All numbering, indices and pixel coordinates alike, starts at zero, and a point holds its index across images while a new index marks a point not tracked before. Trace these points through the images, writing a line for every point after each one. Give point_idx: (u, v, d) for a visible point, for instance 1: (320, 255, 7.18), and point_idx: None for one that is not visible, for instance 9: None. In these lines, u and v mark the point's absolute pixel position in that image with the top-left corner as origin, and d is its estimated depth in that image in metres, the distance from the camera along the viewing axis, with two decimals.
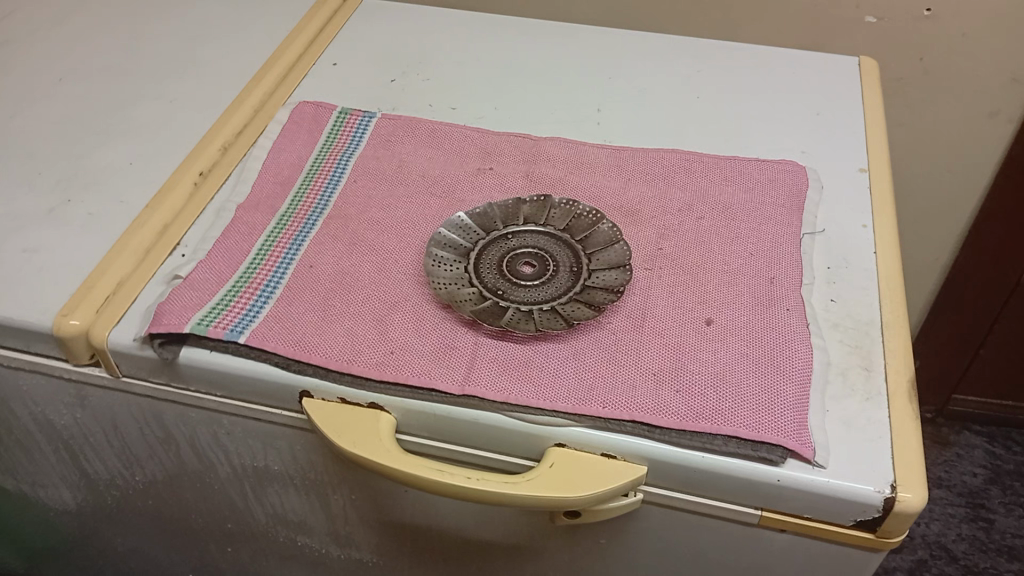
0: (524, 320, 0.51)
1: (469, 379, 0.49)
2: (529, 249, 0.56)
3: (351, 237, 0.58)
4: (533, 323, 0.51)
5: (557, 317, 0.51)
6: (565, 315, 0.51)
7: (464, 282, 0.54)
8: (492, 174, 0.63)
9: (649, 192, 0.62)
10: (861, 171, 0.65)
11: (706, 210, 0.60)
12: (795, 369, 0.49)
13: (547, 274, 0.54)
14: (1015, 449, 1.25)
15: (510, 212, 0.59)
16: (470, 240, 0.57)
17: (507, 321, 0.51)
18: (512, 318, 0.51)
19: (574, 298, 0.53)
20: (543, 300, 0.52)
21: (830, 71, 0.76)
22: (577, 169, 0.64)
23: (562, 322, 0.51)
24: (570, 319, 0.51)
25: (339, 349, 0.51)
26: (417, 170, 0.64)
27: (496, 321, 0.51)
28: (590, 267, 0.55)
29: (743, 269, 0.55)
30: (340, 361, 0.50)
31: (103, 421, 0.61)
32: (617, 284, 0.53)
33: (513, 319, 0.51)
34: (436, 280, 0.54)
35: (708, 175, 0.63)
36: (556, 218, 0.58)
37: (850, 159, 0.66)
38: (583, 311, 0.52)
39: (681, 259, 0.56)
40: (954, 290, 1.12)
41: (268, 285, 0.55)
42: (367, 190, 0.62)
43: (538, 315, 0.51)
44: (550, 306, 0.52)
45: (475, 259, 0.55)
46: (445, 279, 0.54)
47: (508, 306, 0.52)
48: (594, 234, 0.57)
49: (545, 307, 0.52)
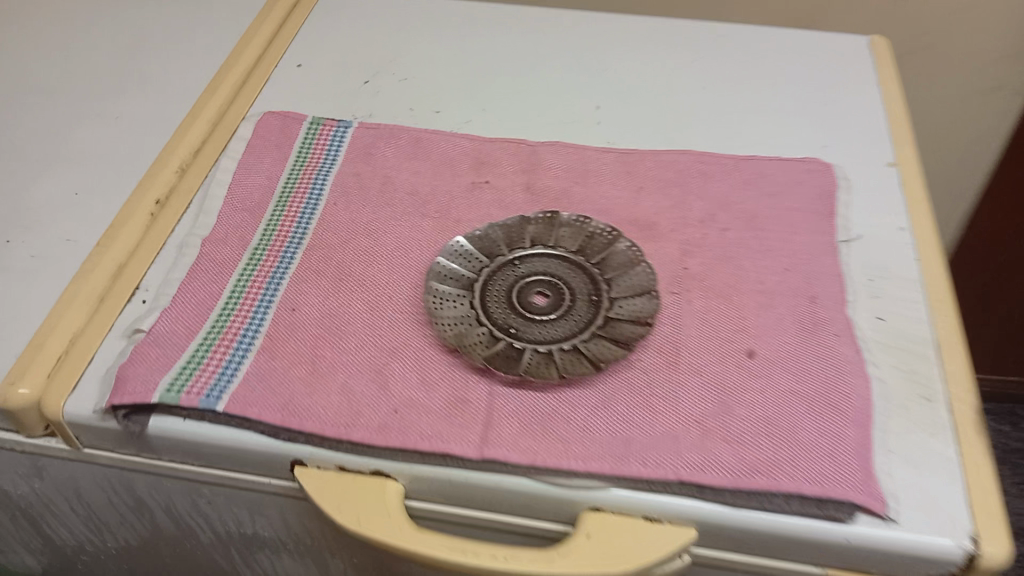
0: (546, 365, 0.45)
1: (488, 440, 0.43)
2: (541, 278, 0.50)
3: (336, 272, 0.51)
4: (556, 368, 0.45)
5: (581, 359, 0.46)
6: (590, 356, 0.46)
7: (473, 321, 0.48)
8: (489, 189, 0.57)
9: (664, 203, 0.56)
10: (889, 165, 0.60)
11: (730, 219, 0.54)
12: (852, 406, 0.44)
13: (564, 306, 0.48)
14: (1020, 426, 1.23)
15: (514, 234, 0.52)
16: (473, 271, 0.50)
17: (526, 367, 0.45)
18: (531, 364, 0.45)
19: (598, 334, 0.47)
20: (563, 338, 0.47)
21: (841, 54, 0.71)
22: (583, 178, 0.58)
23: (587, 365, 0.45)
24: (597, 362, 0.45)
25: (334, 412, 0.44)
26: (404, 187, 0.57)
27: (514, 368, 0.45)
28: (611, 295, 0.49)
29: (780, 288, 0.50)
30: (336, 427, 0.43)
31: (65, 491, 0.54)
32: (645, 316, 0.47)
33: (533, 364, 0.45)
34: (439, 320, 0.48)
35: (727, 179, 0.57)
36: (567, 238, 0.52)
37: (875, 152, 0.61)
38: (610, 350, 0.46)
39: (710, 281, 0.50)
40: (958, 269, 1.08)
41: (246, 334, 0.48)
42: (349, 213, 0.55)
43: (560, 358, 0.46)
44: (572, 344, 0.46)
45: (482, 293, 0.49)
46: (451, 319, 0.48)
47: (525, 347, 0.46)
48: (612, 255, 0.51)
49: (567, 346, 0.46)
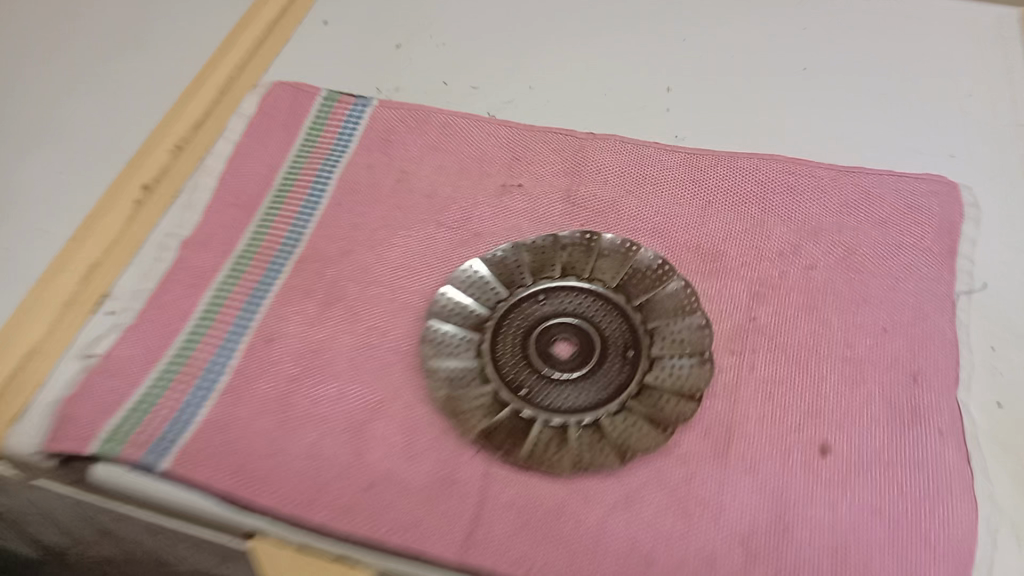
0: (557, 447, 0.37)
1: (472, 540, 0.35)
2: (567, 323, 0.40)
3: (326, 293, 0.43)
4: (568, 455, 0.36)
5: (602, 443, 0.36)
6: (613, 440, 0.36)
7: (476, 376, 0.39)
8: (520, 194, 0.47)
9: (736, 226, 0.45)
10: None
11: (817, 253, 0.43)
12: (947, 537, 0.34)
13: (592, 362, 0.39)
14: None
15: (542, 259, 0.43)
16: (485, 305, 0.41)
17: (530, 450, 0.36)
18: (538, 445, 0.37)
19: (629, 407, 0.37)
20: (583, 409, 0.37)
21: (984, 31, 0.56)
22: (637, 185, 0.47)
23: (607, 453, 0.36)
24: (620, 449, 0.36)
25: (296, 484, 0.37)
26: (421, 186, 0.48)
27: (516, 449, 0.37)
28: (652, 353, 0.39)
29: (872, 358, 0.39)
30: (295, 505, 0.36)
31: (31, 506, 0.49)
32: (690, 389, 0.37)
33: (540, 446, 0.37)
34: (435, 371, 0.39)
35: (820, 198, 0.45)
36: (605, 269, 0.42)
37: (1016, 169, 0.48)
38: (639, 433, 0.37)
39: (781, 340, 0.40)
40: None
41: (210, 369, 0.41)
42: (353, 216, 0.47)
43: (575, 439, 0.37)
44: (594, 418, 0.37)
45: (491, 338, 0.40)
46: (448, 372, 0.39)
47: (534, 419, 0.37)
48: (659, 299, 0.41)
49: (587, 420, 0.37)
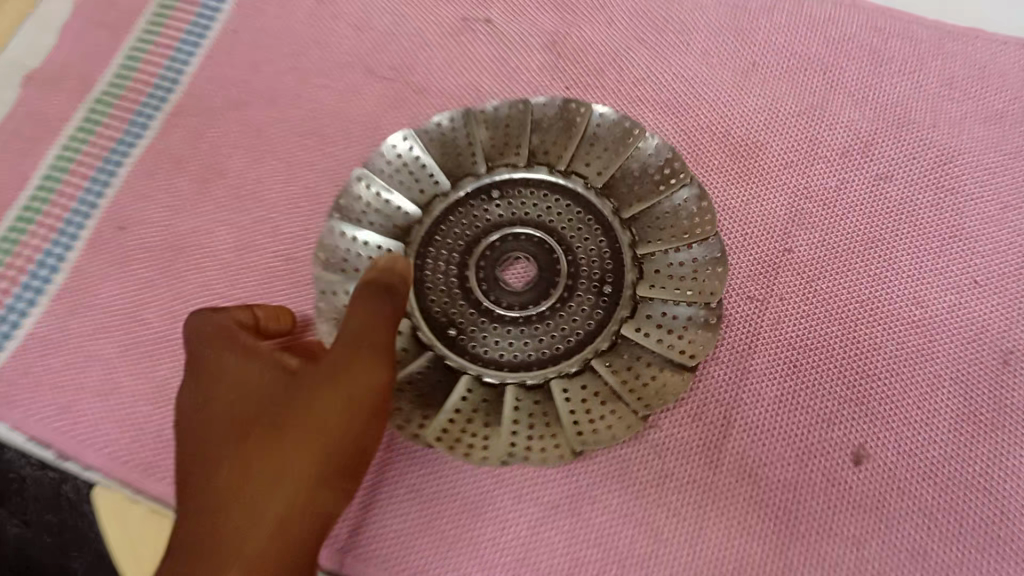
0: (484, 423, 0.26)
1: (359, 541, 0.26)
2: (527, 236, 0.29)
3: (206, 169, 0.32)
4: (499, 437, 0.26)
5: (549, 422, 0.26)
6: (563, 417, 0.26)
7: None
8: (486, 33, 0.33)
9: (784, 103, 0.31)
10: None
11: (894, 159, 0.30)
12: None
13: (551, 297, 0.28)
14: None
15: (503, 137, 0.29)
16: (417, 199, 0.29)
17: (450, 426, 0.26)
18: (460, 416, 0.27)
19: (591, 370, 0.27)
20: (529, 365, 0.27)
21: None
22: (654, 31, 0.33)
23: (555, 441, 0.26)
24: (570, 438, 0.26)
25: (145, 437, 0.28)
26: (350, 9, 0.34)
27: (427, 423, 0.26)
28: (635, 293, 0.28)
29: (951, 326, 0.27)
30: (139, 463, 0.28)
31: None
32: (680, 354, 0.27)
33: (461, 420, 0.26)
34: (331, 296, 0.28)
35: (916, 68, 0.31)
36: (590, 158, 0.29)
37: None
38: (600, 410, 0.26)
39: (822, 288, 0.28)
40: None
41: (46, 261, 0.30)
42: (253, 52, 0.34)
43: (511, 410, 0.27)
44: (542, 379, 0.27)
45: (420, 249, 0.29)
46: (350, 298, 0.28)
47: (461, 372, 0.27)
48: (660, 215, 0.29)
49: (531, 382, 0.27)
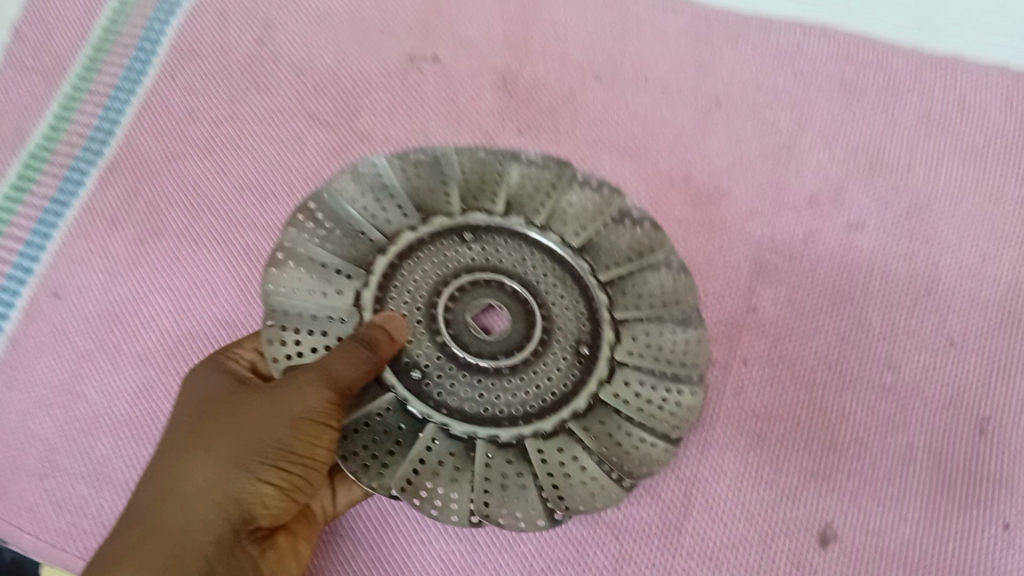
0: (450, 475, 0.23)
1: None
2: (500, 285, 0.26)
3: (146, 229, 0.31)
4: (472, 492, 0.22)
5: (527, 484, 0.23)
6: (541, 476, 0.23)
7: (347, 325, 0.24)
8: (433, 71, 0.32)
9: (750, 142, 0.29)
10: None
11: (866, 203, 0.28)
12: None
13: (527, 352, 0.25)
14: None
15: (481, 181, 0.27)
16: (382, 230, 0.25)
17: (408, 476, 0.22)
18: (425, 468, 0.23)
19: (568, 432, 0.24)
20: (500, 421, 0.24)
21: None
22: (610, 69, 0.31)
23: (534, 501, 0.23)
24: (550, 498, 0.23)
25: (85, 519, 0.28)
26: (294, 51, 0.33)
27: (387, 471, 0.22)
28: (614, 357, 0.25)
29: (924, 390, 0.26)
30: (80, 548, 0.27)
31: None
32: (662, 425, 0.25)
33: (426, 472, 0.22)
34: (275, 310, 0.23)
35: (887, 103, 0.30)
36: (570, 214, 0.27)
37: None
38: (581, 472, 0.23)
39: (790, 347, 0.27)
40: None
41: None
42: (192, 99, 0.32)
43: (483, 466, 0.23)
44: (517, 438, 0.24)
45: (380, 282, 0.25)
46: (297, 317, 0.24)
47: (423, 422, 0.23)
48: (640, 285, 0.26)
49: (505, 440, 0.23)
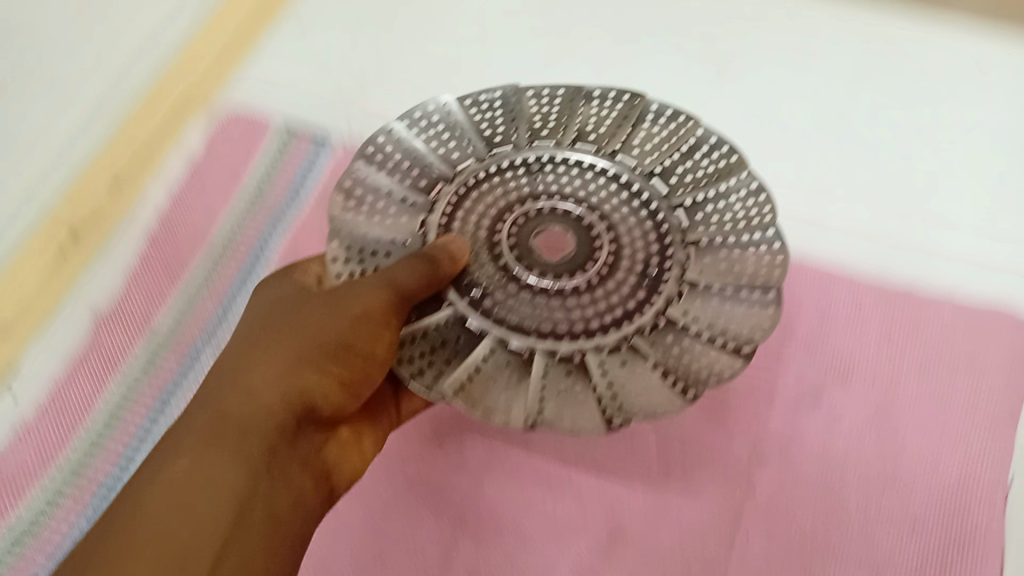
0: (508, 383, 0.33)
1: None
2: (567, 213, 0.36)
3: None
4: (515, 389, 0.32)
5: (579, 379, 0.33)
6: (597, 380, 0.32)
7: (412, 238, 0.35)
8: None
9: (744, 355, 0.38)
10: None
11: (836, 409, 0.37)
12: None
13: (592, 270, 0.34)
14: None
15: (560, 121, 0.37)
16: (454, 165, 0.37)
17: (463, 368, 0.33)
18: (486, 369, 0.33)
19: (629, 344, 0.33)
20: (562, 335, 0.33)
21: None
22: None
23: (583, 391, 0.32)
24: (599, 390, 0.32)
25: None
26: None
27: (448, 371, 0.32)
28: (684, 275, 0.34)
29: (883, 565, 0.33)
30: None
31: None
32: (716, 337, 0.33)
33: (482, 375, 0.33)
34: (339, 228, 0.35)
35: (852, 329, 0.38)
36: (637, 150, 0.37)
37: None
38: (620, 372, 0.33)
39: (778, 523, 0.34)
40: None
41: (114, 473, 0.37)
42: None
43: (541, 374, 0.33)
44: (576, 350, 0.33)
45: (456, 209, 0.36)
46: (370, 238, 0.35)
47: (488, 334, 0.33)
48: (696, 216, 0.36)
49: (563, 352, 0.33)
